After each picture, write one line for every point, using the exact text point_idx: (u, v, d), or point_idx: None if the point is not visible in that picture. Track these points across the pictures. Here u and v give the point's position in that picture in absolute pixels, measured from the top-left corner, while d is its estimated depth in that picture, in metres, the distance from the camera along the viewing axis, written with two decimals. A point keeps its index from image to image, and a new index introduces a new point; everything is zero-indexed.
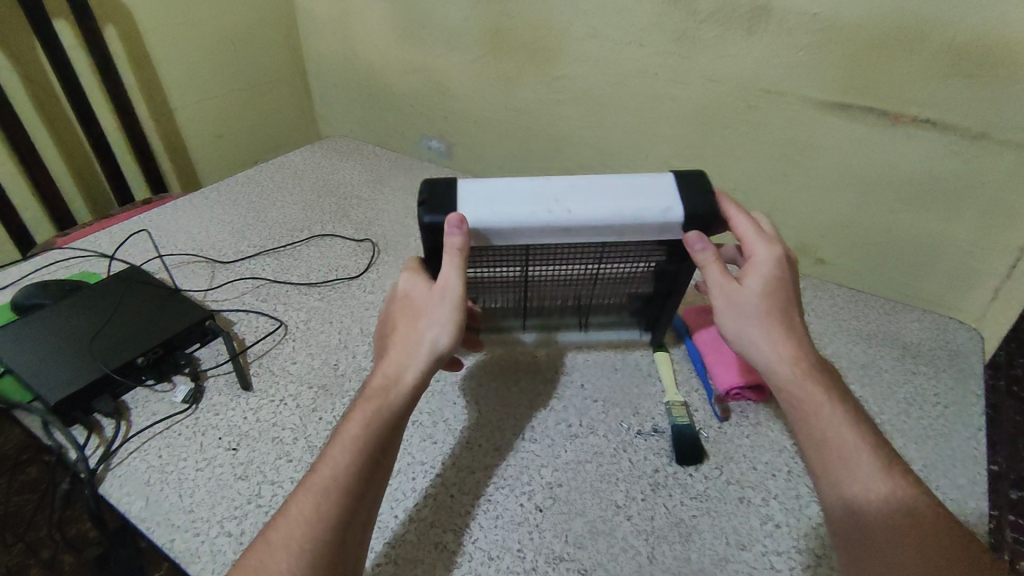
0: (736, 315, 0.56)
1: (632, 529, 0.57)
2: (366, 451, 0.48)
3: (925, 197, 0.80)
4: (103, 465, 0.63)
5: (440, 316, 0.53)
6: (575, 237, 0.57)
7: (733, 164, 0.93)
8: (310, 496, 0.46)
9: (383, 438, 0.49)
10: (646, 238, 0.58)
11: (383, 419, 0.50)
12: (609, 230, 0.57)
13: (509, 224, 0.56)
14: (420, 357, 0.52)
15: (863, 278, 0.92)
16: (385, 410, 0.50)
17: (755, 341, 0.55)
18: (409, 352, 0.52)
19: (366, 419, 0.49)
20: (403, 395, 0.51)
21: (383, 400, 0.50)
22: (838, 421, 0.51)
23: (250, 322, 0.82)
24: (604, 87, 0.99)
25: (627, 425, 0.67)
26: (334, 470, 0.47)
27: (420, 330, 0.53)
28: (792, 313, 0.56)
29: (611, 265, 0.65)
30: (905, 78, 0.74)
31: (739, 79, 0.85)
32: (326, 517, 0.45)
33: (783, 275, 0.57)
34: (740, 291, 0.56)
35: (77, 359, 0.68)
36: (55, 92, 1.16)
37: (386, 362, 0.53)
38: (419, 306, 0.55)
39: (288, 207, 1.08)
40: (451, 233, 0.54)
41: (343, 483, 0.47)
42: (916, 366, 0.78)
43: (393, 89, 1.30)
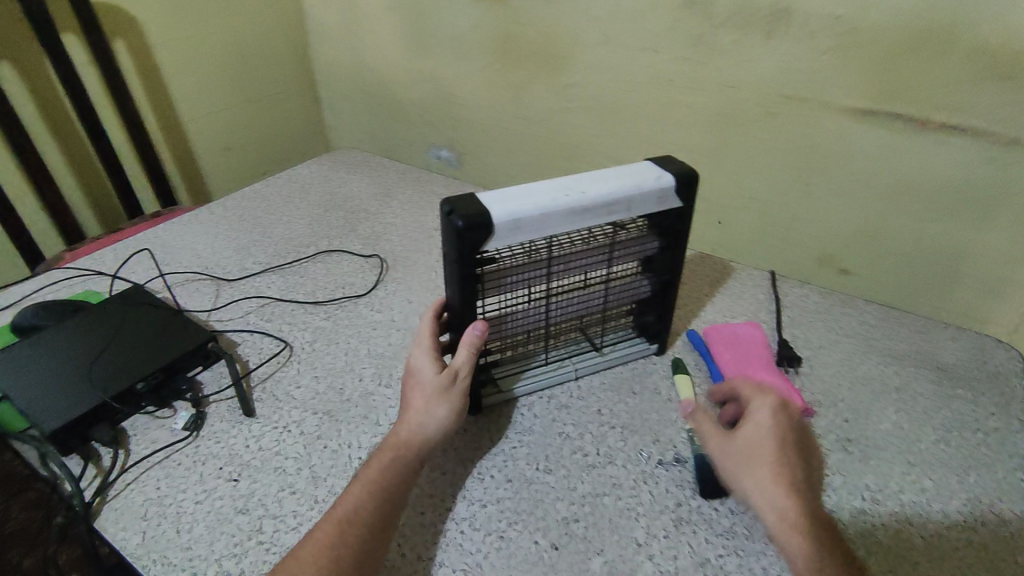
0: (735, 463, 0.55)
1: (654, 570, 0.53)
2: (383, 493, 0.54)
3: (958, 208, 0.75)
4: (98, 497, 0.60)
5: (449, 398, 0.59)
6: (592, 219, 0.58)
7: (752, 175, 0.89)
8: (333, 527, 0.51)
9: (392, 490, 0.54)
10: (648, 212, 0.60)
11: (393, 474, 0.55)
12: (620, 208, 0.58)
13: (538, 213, 0.55)
14: (431, 429, 0.58)
15: (890, 294, 0.87)
16: (395, 464, 0.56)
17: (741, 486, 0.54)
18: (418, 425, 0.58)
19: (383, 467, 0.55)
20: (413, 458, 0.57)
21: (393, 458, 0.56)
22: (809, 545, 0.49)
23: (254, 343, 0.79)
24: (618, 95, 0.95)
25: (647, 453, 0.64)
26: (351, 506, 0.53)
27: (431, 408, 0.58)
28: (796, 473, 0.54)
29: (619, 263, 0.65)
30: (935, 83, 0.70)
31: (759, 86, 0.82)
32: (343, 546, 0.50)
33: (788, 439, 0.56)
34: (732, 439, 0.56)
35: (75, 386, 0.65)
36: (65, 106, 1.15)
37: (400, 424, 0.58)
38: (431, 384, 0.59)
39: (295, 222, 1.06)
40: (473, 334, 0.58)
41: (362, 517, 0.52)
42: (953, 390, 0.73)
43: (403, 100, 1.28)
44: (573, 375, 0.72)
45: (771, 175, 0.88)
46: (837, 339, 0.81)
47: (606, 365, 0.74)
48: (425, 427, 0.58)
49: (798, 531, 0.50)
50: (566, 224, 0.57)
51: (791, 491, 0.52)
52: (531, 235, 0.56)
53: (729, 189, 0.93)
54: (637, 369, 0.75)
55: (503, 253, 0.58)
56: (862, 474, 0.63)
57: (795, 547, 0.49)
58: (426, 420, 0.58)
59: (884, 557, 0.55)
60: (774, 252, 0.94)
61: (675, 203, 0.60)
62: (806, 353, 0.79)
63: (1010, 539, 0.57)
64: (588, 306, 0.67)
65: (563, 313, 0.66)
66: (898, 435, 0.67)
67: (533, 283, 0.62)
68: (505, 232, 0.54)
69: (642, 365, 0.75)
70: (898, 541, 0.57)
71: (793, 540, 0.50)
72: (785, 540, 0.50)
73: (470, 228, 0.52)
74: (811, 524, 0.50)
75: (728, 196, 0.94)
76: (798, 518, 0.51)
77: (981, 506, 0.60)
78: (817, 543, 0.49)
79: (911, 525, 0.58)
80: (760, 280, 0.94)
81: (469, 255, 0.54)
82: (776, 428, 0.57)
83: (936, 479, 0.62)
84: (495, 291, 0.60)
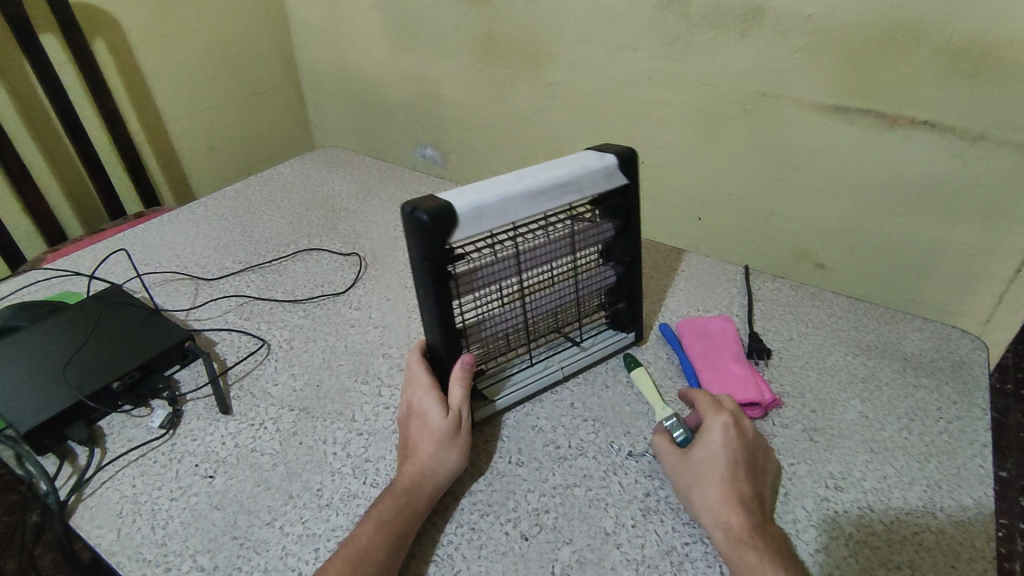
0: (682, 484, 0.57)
1: (621, 558, 0.55)
2: (395, 532, 0.53)
3: (926, 201, 0.77)
4: (74, 495, 0.61)
5: (455, 440, 0.59)
6: (549, 203, 0.59)
7: (728, 171, 0.91)
8: (345, 566, 0.50)
9: (406, 532, 0.54)
10: (599, 191, 0.62)
11: (405, 515, 0.54)
12: (573, 188, 0.60)
13: (498, 200, 0.56)
14: (440, 472, 0.58)
15: (861, 287, 0.89)
16: (407, 505, 0.55)
17: (695, 506, 0.56)
18: (427, 466, 0.58)
19: (395, 505, 0.55)
20: (425, 500, 0.56)
21: (405, 500, 0.55)
22: (755, 558, 0.51)
23: (233, 341, 0.80)
24: (597, 93, 0.97)
25: (618, 445, 0.65)
26: (366, 546, 0.51)
27: (439, 450, 0.58)
28: (746, 490, 0.55)
29: (583, 252, 0.66)
30: (902, 80, 0.71)
31: (734, 83, 0.83)
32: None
33: (738, 456, 0.57)
34: (682, 463, 0.58)
35: (51, 385, 0.66)
36: (44, 107, 1.15)
37: (409, 466, 0.58)
38: (435, 424, 0.59)
39: (276, 221, 1.07)
40: (462, 367, 0.62)
41: (375, 557, 0.51)
42: (918, 379, 0.75)
43: (387, 98, 1.29)
44: (560, 374, 0.71)
45: (745, 171, 0.89)
46: (808, 331, 0.83)
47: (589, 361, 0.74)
48: (434, 468, 0.58)
49: (744, 545, 0.52)
50: (526, 210, 0.58)
51: (734, 509, 0.54)
52: (495, 224, 0.57)
53: (705, 184, 0.94)
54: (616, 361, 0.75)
55: (469, 252, 0.59)
56: (826, 463, 0.64)
57: (741, 562, 0.51)
58: (435, 461, 0.58)
59: (845, 543, 0.57)
60: (749, 246, 0.96)
61: (621, 178, 0.63)
62: (777, 345, 0.80)
63: (967, 524, 0.59)
64: (562, 301, 0.68)
65: (539, 310, 0.67)
66: (863, 424, 0.69)
67: (504, 280, 0.62)
68: (468, 222, 0.55)
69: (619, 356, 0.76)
70: (859, 527, 0.58)
71: (738, 555, 0.51)
72: (731, 555, 0.52)
73: (434, 220, 0.53)
74: (751, 542, 0.52)
75: (704, 192, 0.95)
76: (738, 537, 0.52)
77: (940, 492, 0.61)
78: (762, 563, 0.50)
79: (873, 512, 0.60)
80: (734, 274, 0.96)
81: (436, 251, 0.55)
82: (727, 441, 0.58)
83: (898, 466, 0.64)
84: (467, 290, 0.60)
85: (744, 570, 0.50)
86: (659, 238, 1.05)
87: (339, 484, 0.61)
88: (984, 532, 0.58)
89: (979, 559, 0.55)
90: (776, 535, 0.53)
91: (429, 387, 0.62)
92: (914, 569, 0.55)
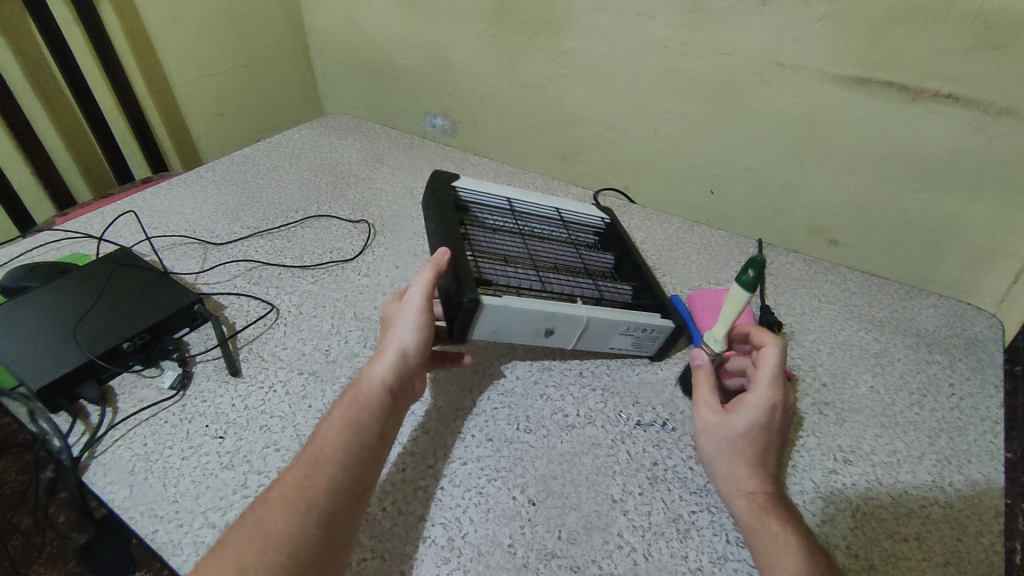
0: (712, 442, 0.57)
1: (628, 525, 0.55)
2: (353, 427, 0.51)
3: (946, 178, 0.75)
4: (87, 453, 0.61)
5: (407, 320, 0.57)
6: (535, 204, 0.81)
7: (744, 145, 0.89)
8: (300, 465, 0.49)
9: (365, 424, 0.52)
10: (579, 216, 0.83)
11: (362, 409, 0.53)
12: (555, 205, 0.83)
13: (494, 187, 0.81)
14: (391, 357, 0.56)
15: (877, 264, 0.88)
16: (363, 398, 0.53)
17: (724, 474, 0.55)
18: (390, 352, 0.56)
19: (350, 402, 0.53)
20: (382, 389, 0.54)
21: (363, 392, 0.54)
22: (779, 529, 0.50)
23: (242, 305, 0.80)
24: (611, 63, 0.94)
25: (626, 415, 0.65)
26: (322, 444, 0.50)
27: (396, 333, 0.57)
28: (767, 455, 0.55)
29: (591, 258, 0.75)
30: (928, 52, 0.69)
31: (752, 53, 0.80)
32: (317, 487, 0.47)
33: (774, 425, 0.55)
34: (723, 422, 0.56)
35: (62, 345, 0.66)
36: (52, 71, 1.14)
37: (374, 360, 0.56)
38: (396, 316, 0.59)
39: (284, 187, 1.06)
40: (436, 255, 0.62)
41: (331, 454, 0.49)
42: (931, 356, 0.74)
43: (396, 65, 1.26)
44: (586, 316, 0.62)
45: (762, 143, 0.87)
46: (820, 306, 0.82)
47: (622, 328, 0.65)
48: (396, 354, 0.56)
49: (765, 513, 0.52)
50: (516, 197, 0.81)
51: (756, 483, 0.54)
52: (491, 194, 0.80)
53: (719, 158, 0.92)
54: (642, 337, 0.66)
55: (479, 215, 0.75)
56: (835, 436, 0.64)
57: (766, 530, 0.51)
58: (397, 346, 0.56)
59: (853, 515, 0.57)
60: (762, 220, 0.94)
61: (600, 214, 0.85)
62: (788, 319, 0.79)
63: (975, 498, 0.59)
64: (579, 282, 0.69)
65: (555, 280, 0.67)
66: (874, 398, 0.68)
67: (510, 244, 0.71)
68: (469, 185, 0.80)
69: (648, 334, 0.67)
70: (867, 499, 0.58)
71: (763, 524, 0.51)
72: (753, 525, 0.52)
73: (445, 177, 0.80)
74: (774, 514, 0.52)
75: (717, 166, 0.93)
76: (758, 508, 0.52)
77: (951, 467, 0.61)
78: (783, 532, 0.50)
79: (881, 485, 0.60)
80: (746, 248, 0.95)
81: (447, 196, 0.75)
82: (767, 413, 0.55)
83: (909, 440, 0.64)
84: (475, 234, 0.71)
85: (766, 537, 0.50)
86: (670, 211, 1.04)
87: None
88: (993, 507, 0.58)
89: (987, 534, 0.55)
90: (791, 504, 0.54)
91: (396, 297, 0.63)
92: (921, 542, 0.55)
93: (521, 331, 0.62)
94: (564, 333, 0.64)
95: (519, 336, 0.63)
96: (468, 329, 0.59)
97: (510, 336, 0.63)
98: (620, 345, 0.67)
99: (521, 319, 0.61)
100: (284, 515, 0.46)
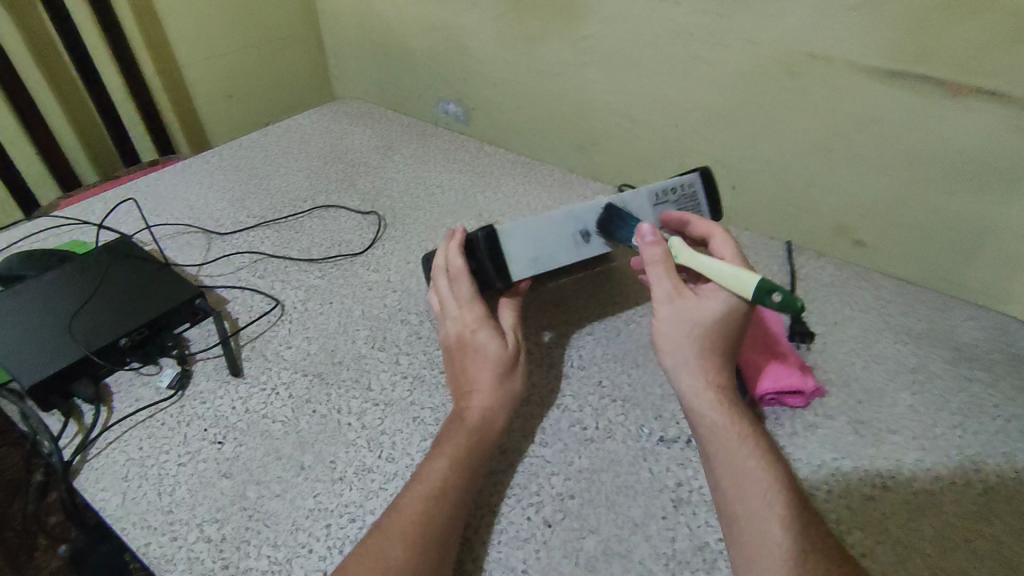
0: (678, 329, 0.55)
1: (650, 552, 0.51)
2: (465, 467, 0.51)
3: (980, 178, 0.69)
4: (79, 456, 0.58)
5: (514, 367, 0.59)
6: None
7: (770, 142, 0.83)
8: (419, 502, 0.48)
9: (478, 467, 0.52)
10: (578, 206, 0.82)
11: (473, 451, 0.53)
12: None
13: None
14: (503, 405, 0.57)
15: (904, 267, 0.81)
16: (478, 442, 0.54)
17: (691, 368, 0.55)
18: (501, 396, 0.57)
19: (466, 445, 0.53)
20: (494, 438, 0.55)
21: (475, 433, 0.54)
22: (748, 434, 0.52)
23: (245, 300, 0.76)
24: (633, 51, 0.89)
25: (648, 430, 0.61)
26: (440, 485, 0.50)
27: (506, 380, 0.58)
28: (730, 345, 0.55)
29: None
30: (970, 43, 0.63)
31: (782, 43, 0.75)
32: (436, 529, 0.47)
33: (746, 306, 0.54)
34: (696, 306, 0.54)
35: (57, 339, 0.63)
36: (57, 47, 1.11)
37: (475, 397, 0.57)
38: (493, 354, 0.58)
39: (292, 175, 1.02)
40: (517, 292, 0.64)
41: (449, 492, 0.49)
42: (974, 373, 0.70)
43: (410, 50, 1.21)
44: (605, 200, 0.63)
45: (791, 139, 0.81)
46: (855, 315, 0.77)
47: (651, 198, 0.64)
48: (509, 399, 0.58)
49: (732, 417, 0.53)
50: None
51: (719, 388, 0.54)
52: None
53: (741, 154, 0.86)
54: (680, 198, 0.65)
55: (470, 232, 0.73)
56: (873, 459, 0.60)
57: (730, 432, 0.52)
58: (511, 391, 0.58)
59: (893, 548, 0.53)
60: (787, 220, 0.88)
61: None
62: (821, 329, 0.75)
63: None
64: None
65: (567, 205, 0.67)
66: (914, 418, 0.64)
67: None
68: None
69: (684, 193, 0.66)
70: (908, 531, 0.54)
71: (731, 426, 0.52)
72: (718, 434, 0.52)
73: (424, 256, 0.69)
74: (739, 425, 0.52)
75: (741, 161, 0.87)
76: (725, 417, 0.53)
77: (998, 498, 0.57)
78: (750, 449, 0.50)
79: (923, 514, 0.55)
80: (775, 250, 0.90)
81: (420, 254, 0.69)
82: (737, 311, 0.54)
83: (952, 467, 0.59)
84: None
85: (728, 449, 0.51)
86: None
87: (353, 457, 0.58)
88: None
89: None
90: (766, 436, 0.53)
91: (486, 321, 0.59)
92: None
93: (561, 246, 0.62)
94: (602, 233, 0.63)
95: (565, 248, 0.62)
96: (500, 252, 0.60)
97: (555, 251, 0.61)
98: (667, 219, 0.65)
99: (548, 223, 0.61)
100: (404, 549, 0.45)
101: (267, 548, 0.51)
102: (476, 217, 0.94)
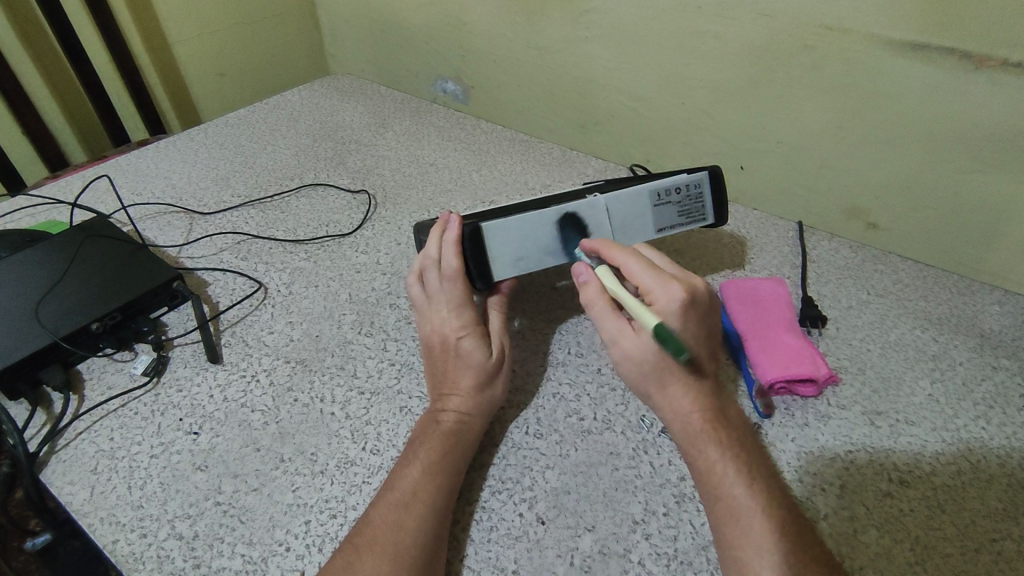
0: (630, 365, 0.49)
1: (649, 551, 0.48)
2: (442, 473, 0.48)
3: (1007, 157, 0.64)
4: (46, 446, 0.55)
5: (499, 375, 0.56)
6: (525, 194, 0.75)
7: (781, 121, 0.77)
8: (391, 510, 0.46)
9: (454, 472, 0.49)
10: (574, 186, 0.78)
11: (449, 457, 0.50)
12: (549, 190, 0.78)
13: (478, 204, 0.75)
14: (483, 412, 0.54)
15: (921, 249, 0.76)
16: (455, 446, 0.51)
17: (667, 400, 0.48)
18: (480, 401, 0.54)
19: (442, 449, 0.50)
20: (470, 442, 0.52)
21: (452, 440, 0.51)
22: (715, 453, 0.46)
23: (227, 284, 0.73)
24: (637, 23, 0.83)
25: (650, 420, 0.57)
26: (414, 489, 0.47)
27: (487, 389, 0.55)
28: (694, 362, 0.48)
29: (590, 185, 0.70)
30: (1002, 11, 0.57)
31: (797, 13, 0.69)
32: (413, 537, 0.44)
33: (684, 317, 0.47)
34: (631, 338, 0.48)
35: (22, 324, 0.59)
36: (38, 21, 1.06)
37: (452, 401, 0.53)
38: (477, 364, 0.54)
39: (280, 153, 0.98)
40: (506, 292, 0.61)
41: (425, 496, 0.46)
42: (997, 361, 0.66)
43: (404, 24, 1.15)
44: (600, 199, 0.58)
45: (802, 116, 0.75)
46: (870, 299, 0.73)
47: (652, 197, 0.60)
48: (489, 405, 0.54)
49: (701, 440, 0.46)
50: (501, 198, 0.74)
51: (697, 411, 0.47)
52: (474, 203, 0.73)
53: (749, 132, 0.81)
54: (681, 199, 0.61)
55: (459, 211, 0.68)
56: (889, 453, 0.56)
57: (701, 457, 0.46)
58: (491, 398, 0.55)
59: (911, 549, 0.50)
60: (796, 201, 0.83)
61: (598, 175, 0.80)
62: (833, 314, 0.71)
63: None
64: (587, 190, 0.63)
65: (558, 194, 0.62)
66: (933, 409, 0.60)
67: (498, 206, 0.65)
68: None
69: (686, 193, 0.61)
70: (927, 530, 0.51)
71: (703, 453, 0.46)
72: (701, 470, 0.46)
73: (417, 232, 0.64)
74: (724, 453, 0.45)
75: (750, 139, 0.82)
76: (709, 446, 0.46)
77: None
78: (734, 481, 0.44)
79: (943, 513, 0.52)
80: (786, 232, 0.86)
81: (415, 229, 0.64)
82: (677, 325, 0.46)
83: (974, 462, 0.56)
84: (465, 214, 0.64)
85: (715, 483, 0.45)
86: None
87: (335, 450, 0.55)
88: None
89: None
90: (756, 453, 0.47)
91: (474, 327, 0.56)
92: None
93: (550, 244, 0.58)
94: (596, 234, 0.59)
95: (552, 249, 0.58)
96: (484, 253, 0.56)
97: (542, 253, 0.58)
98: (666, 221, 0.61)
99: (539, 220, 0.57)
100: (377, 560, 0.42)
101: (242, 547, 0.48)
102: (471, 197, 0.89)
